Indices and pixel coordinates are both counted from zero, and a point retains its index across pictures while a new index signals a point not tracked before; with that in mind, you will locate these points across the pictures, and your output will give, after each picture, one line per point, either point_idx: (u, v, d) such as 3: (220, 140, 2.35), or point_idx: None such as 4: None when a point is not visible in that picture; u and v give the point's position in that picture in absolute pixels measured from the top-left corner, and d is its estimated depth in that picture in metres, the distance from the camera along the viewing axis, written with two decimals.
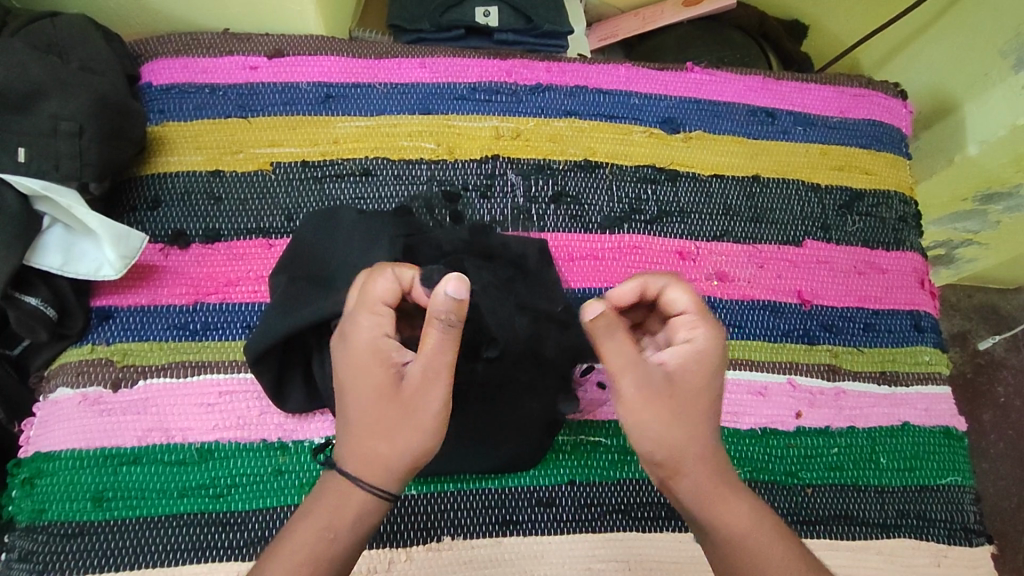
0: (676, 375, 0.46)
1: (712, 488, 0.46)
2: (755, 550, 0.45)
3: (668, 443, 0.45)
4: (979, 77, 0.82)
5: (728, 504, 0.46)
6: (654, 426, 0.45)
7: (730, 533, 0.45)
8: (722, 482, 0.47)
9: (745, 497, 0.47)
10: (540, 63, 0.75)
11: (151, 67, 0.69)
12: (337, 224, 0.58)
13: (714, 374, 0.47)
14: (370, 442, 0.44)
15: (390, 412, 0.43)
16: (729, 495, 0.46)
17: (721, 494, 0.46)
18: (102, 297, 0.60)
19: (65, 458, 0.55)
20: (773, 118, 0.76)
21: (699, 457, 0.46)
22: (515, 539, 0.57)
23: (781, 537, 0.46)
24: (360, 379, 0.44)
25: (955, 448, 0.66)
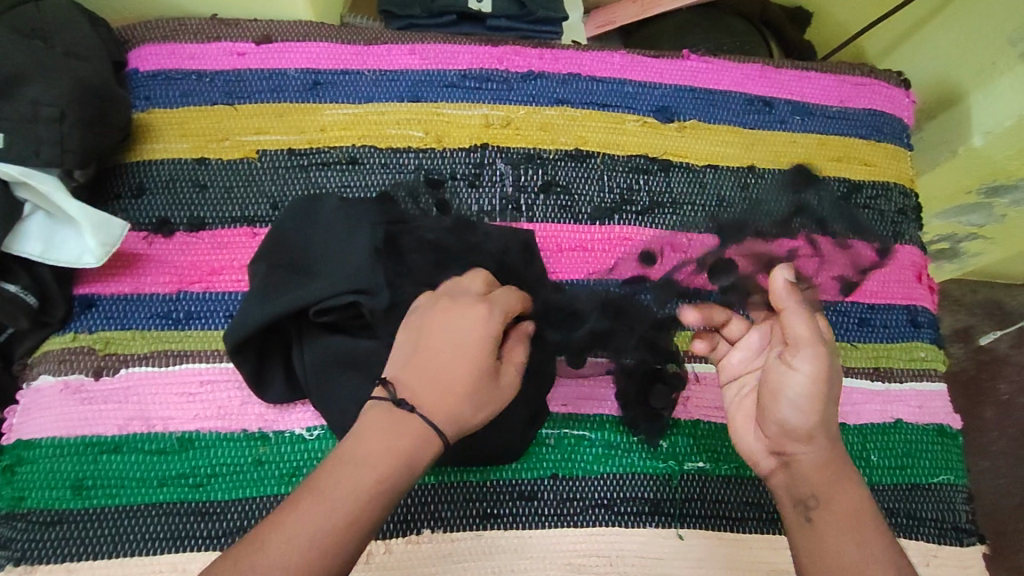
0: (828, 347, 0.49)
1: (822, 475, 0.47)
2: (851, 535, 0.45)
3: (808, 420, 0.48)
4: (987, 66, 0.80)
5: (836, 489, 0.47)
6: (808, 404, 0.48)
7: (838, 514, 0.46)
8: (833, 467, 0.48)
9: (852, 490, 0.47)
10: (532, 50, 0.74)
11: (138, 53, 0.68)
12: (317, 212, 0.57)
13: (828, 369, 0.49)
14: (453, 405, 0.44)
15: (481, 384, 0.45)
16: (842, 482, 0.47)
17: (839, 478, 0.47)
18: (84, 285, 0.60)
19: (45, 446, 0.55)
20: (769, 107, 0.74)
21: (820, 439, 0.48)
22: (496, 532, 0.56)
23: (879, 535, 0.45)
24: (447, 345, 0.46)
25: (948, 446, 0.65)
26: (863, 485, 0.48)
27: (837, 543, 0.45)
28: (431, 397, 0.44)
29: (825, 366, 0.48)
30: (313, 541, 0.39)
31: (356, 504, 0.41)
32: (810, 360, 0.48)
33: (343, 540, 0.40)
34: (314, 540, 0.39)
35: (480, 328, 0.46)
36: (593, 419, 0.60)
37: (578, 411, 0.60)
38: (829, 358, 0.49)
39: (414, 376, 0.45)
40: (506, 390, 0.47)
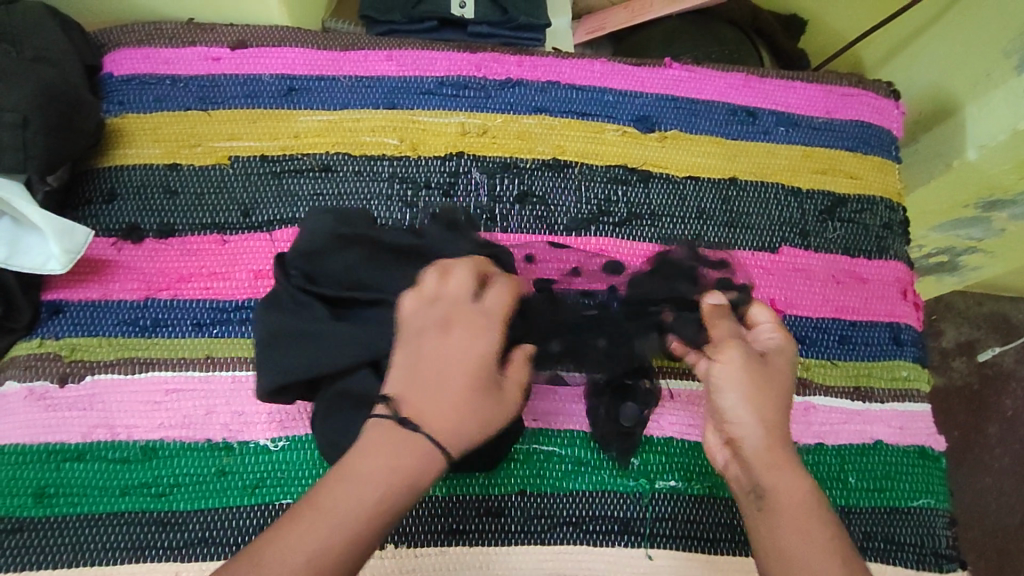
0: (771, 362, 0.50)
1: (772, 457, 0.45)
2: (807, 525, 0.43)
3: (744, 411, 0.46)
4: (981, 77, 0.78)
5: (787, 475, 0.44)
6: (756, 397, 0.47)
7: (785, 502, 0.44)
8: (785, 453, 0.45)
9: (802, 473, 0.45)
10: (512, 57, 0.73)
11: (113, 58, 0.68)
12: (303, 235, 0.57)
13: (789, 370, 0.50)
14: (461, 420, 0.44)
15: (482, 396, 0.45)
16: (787, 465, 0.45)
17: (783, 464, 0.45)
18: (53, 290, 0.60)
19: (9, 453, 0.55)
20: (753, 117, 0.73)
21: (766, 421, 0.46)
22: (461, 548, 0.56)
23: (827, 522, 0.43)
24: (468, 357, 0.46)
25: (931, 469, 0.63)
26: (807, 472, 0.46)
27: (789, 532, 0.42)
28: (437, 410, 0.43)
29: (753, 367, 0.48)
30: (320, 555, 0.38)
31: (368, 519, 0.40)
32: (738, 358, 0.48)
33: (340, 557, 0.38)
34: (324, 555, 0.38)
35: (465, 348, 0.46)
36: (562, 435, 0.59)
37: (548, 426, 0.59)
38: (776, 368, 0.49)
39: (419, 393, 0.44)
40: (512, 401, 0.47)
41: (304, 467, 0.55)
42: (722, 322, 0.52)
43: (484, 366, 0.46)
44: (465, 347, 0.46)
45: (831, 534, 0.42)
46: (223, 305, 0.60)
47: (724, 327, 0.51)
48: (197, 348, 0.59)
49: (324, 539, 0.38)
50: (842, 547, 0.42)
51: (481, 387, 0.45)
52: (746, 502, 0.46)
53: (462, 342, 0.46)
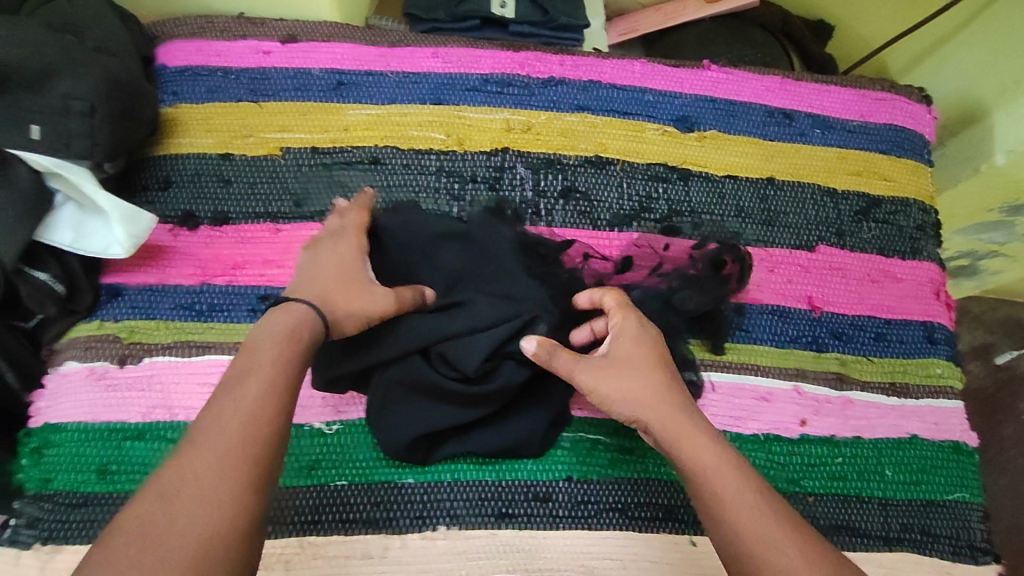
0: (620, 354, 0.52)
1: (674, 434, 0.49)
2: (723, 487, 0.45)
3: (632, 399, 0.50)
4: (1009, 84, 0.80)
5: (688, 448, 0.48)
6: (614, 384, 0.51)
7: (696, 472, 0.47)
8: (680, 428, 0.49)
9: (702, 437, 0.48)
10: (554, 56, 0.74)
11: (168, 50, 0.70)
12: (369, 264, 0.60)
13: (639, 349, 0.53)
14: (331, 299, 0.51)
15: (344, 289, 0.51)
16: (695, 435, 0.48)
17: (682, 439, 0.48)
18: (112, 275, 0.61)
19: (72, 430, 0.57)
20: (790, 119, 0.74)
21: (654, 405, 0.50)
22: (510, 532, 0.57)
23: (750, 483, 0.46)
24: (330, 263, 0.53)
25: (965, 463, 0.65)
26: (712, 433, 0.49)
27: (714, 498, 0.45)
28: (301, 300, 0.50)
29: (608, 368, 0.52)
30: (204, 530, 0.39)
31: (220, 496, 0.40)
32: (592, 375, 0.51)
33: (214, 544, 0.39)
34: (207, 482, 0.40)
35: (344, 253, 0.54)
36: (607, 425, 0.61)
37: (593, 415, 0.61)
38: (618, 353, 0.52)
39: (302, 284, 0.51)
40: (382, 300, 0.52)
41: (361, 451, 0.58)
42: (561, 349, 0.52)
43: (355, 273, 0.53)
44: (332, 253, 0.53)
45: (740, 488, 0.46)
46: (277, 291, 0.62)
47: (561, 357, 0.52)
48: None
49: (210, 471, 0.41)
50: (757, 491, 0.46)
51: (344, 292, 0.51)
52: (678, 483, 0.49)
53: (327, 250, 0.54)
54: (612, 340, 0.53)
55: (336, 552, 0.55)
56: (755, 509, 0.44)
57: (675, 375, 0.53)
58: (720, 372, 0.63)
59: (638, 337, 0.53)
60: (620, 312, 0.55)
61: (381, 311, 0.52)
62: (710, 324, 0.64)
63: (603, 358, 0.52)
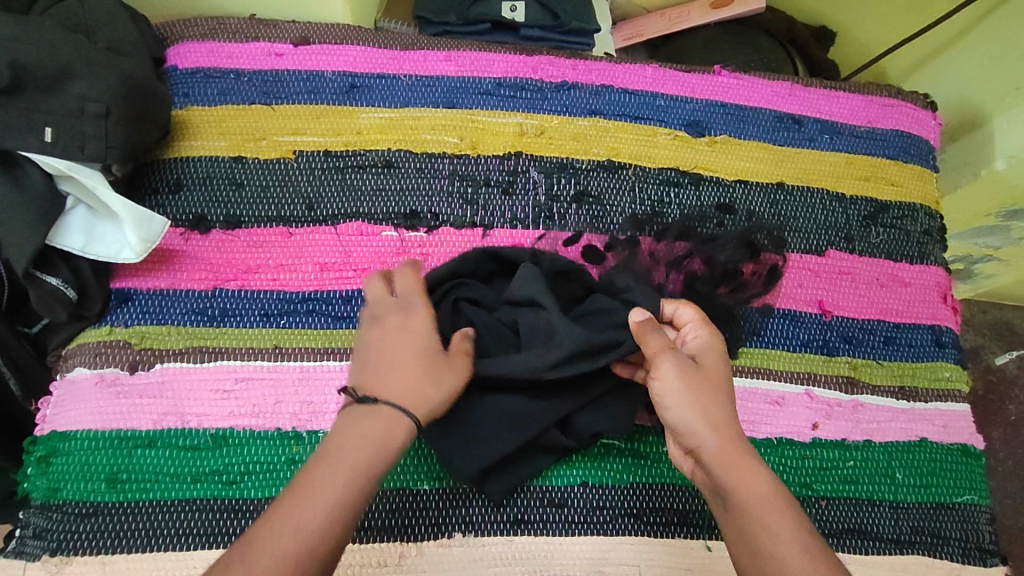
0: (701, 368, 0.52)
1: (723, 455, 0.49)
2: (767, 515, 0.46)
3: (693, 412, 0.50)
4: (1011, 91, 0.81)
5: (743, 474, 0.48)
6: (682, 394, 0.51)
7: (740, 494, 0.47)
8: (740, 454, 0.49)
9: (753, 465, 0.48)
10: (566, 61, 0.74)
11: (178, 51, 0.69)
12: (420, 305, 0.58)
13: (721, 368, 0.53)
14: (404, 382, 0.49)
15: (425, 364, 0.50)
16: (746, 460, 0.49)
17: (738, 462, 0.48)
18: (121, 279, 0.60)
19: (80, 438, 0.56)
20: (799, 125, 0.75)
21: (714, 423, 0.50)
22: (526, 538, 0.57)
23: (790, 512, 0.46)
24: (413, 341, 0.50)
25: (972, 466, 0.65)
26: (764, 464, 0.49)
27: (757, 521, 0.46)
28: (391, 382, 0.48)
29: (689, 375, 0.51)
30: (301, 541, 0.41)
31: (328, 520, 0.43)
32: (672, 368, 0.51)
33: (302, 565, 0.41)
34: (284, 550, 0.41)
35: (424, 330, 0.51)
36: None
37: None
38: (705, 371, 0.52)
39: (375, 364, 0.50)
40: (456, 376, 0.51)
41: None
42: (659, 333, 0.52)
43: (428, 346, 0.51)
44: (405, 331, 0.51)
45: (787, 523, 0.45)
46: (291, 296, 0.61)
47: (658, 340, 0.52)
48: (267, 338, 0.59)
49: (298, 538, 0.41)
50: (801, 526, 0.45)
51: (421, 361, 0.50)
52: (715, 504, 0.49)
53: (394, 321, 0.51)
54: (697, 350, 0.54)
55: (352, 560, 0.55)
56: (796, 542, 0.44)
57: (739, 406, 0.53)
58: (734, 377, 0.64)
59: (720, 366, 0.53)
60: (699, 330, 0.55)
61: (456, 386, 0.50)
62: (722, 328, 0.65)
63: (690, 364, 0.52)
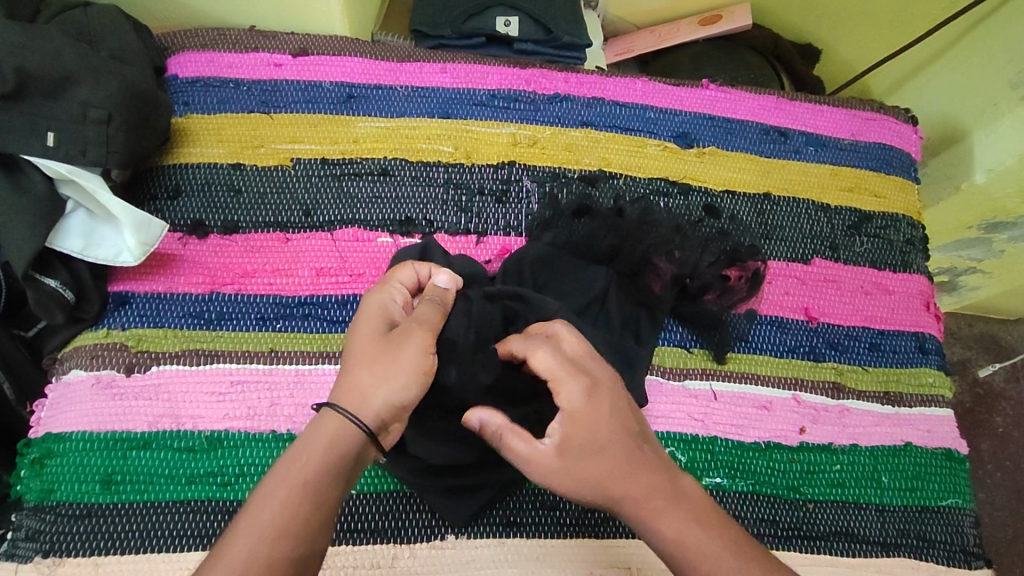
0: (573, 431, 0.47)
1: (636, 517, 0.46)
2: (692, 564, 0.45)
3: (591, 493, 0.46)
4: (989, 106, 0.83)
5: (659, 524, 0.46)
6: (580, 480, 0.46)
7: (662, 547, 0.46)
8: (648, 506, 0.46)
9: (666, 514, 0.46)
10: (559, 74, 0.76)
11: (178, 60, 0.70)
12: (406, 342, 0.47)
13: (609, 429, 0.47)
14: (358, 370, 0.46)
15: (376, 351, 0.47)
16: (660, 514, 0.46)
17: (650, 515, 0.46)
18: (119, 282, 0.61)
19: (76, 439, 0.56)
20: (785, 137, 0.77)
21: (620, 492, 0.46)
22: (518, 540, 0.57)
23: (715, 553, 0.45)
24: (372, 322, 0.49)
25: (956, 470, 0.67)
26: (682, 507, 0.46)
27: (689, 568, 0.45)
28: (348, 382, 0.46)
29: (562, 455, 0.46)
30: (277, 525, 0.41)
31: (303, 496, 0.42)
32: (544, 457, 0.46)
33: (275, 541, 0.40)
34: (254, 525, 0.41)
35: (376, 306, 0.50)
36: None
37: None
38: (578, 437, 0.46)
39: (347, 366, 0.47)
40: (407, 340, 0.47)
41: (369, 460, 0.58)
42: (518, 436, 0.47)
43: (379, 327, 0.49)
44: (370, 345, 0.48)
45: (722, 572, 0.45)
46: (287, 300, 0.62)
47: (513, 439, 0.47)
48: (262, 342, 0.60)
49: (267, 521, 0.41)
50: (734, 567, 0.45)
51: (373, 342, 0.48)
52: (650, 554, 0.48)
53: (359, 319, 0.50)
54: (556, 408, 0.47)
55: (344, 563, 0.55)
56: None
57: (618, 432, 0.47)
58: (723, 382, 0.65)
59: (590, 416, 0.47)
60: (551, 378, 0.47)
61: (411, 347, 0.47)
62: (710, 333, 0.66)
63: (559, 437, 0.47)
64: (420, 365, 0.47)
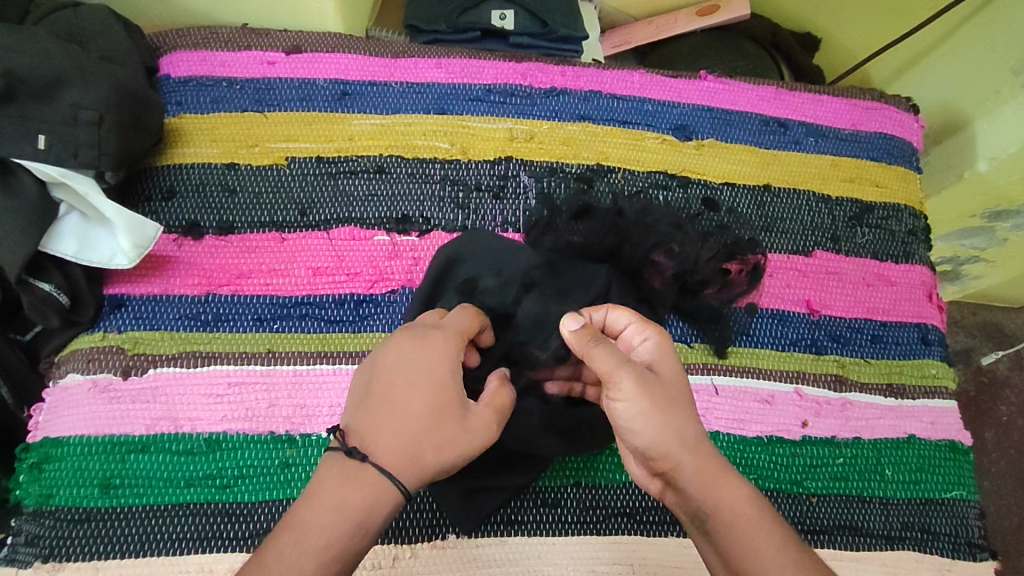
0: (664, 376, 0.49)
1: (706, 470, 0.47)
2: (745, 525, 0.46)
3: (660, 434, 0.47)
4: (991, 94, 0.82)
5: (725, 493, 0.47)
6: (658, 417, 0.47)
7: (726, 508, 0.46)
8: (710, 461, 0.47)
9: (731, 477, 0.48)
10: (555, 67, 0.75)
11: (170, 60, 0.70)
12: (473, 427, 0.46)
13: (678, 376, 0.50)
14: (421, 441, 0.44)
15: (450, 425, 0.45)
16: (721, 473, 0.47)
17: (713, 477, 0.47)
18: (114, 284, 0.61)
19: (74, 444, 0.56)
20: (784, 128, 0.76)
21: (687, 439, 0.47)
22: (519, 538, 0.57)
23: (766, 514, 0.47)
24: (447, 384, 0.46)
25: (960, 462, 0.66)
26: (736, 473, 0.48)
27: (748, 542, 0.45)
28: (411, 449, 0.44)
29: (645, 384, 0.47)
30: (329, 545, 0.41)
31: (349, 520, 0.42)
32: (630, 385, 0.47)
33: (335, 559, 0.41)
34: (340, 537, 0.42)
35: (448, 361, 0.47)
36: None
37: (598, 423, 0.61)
38: (666, 377, 0.49)
39: (403, 428, 0.44)
40: (481, 427, 0.46)
41: None
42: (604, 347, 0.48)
43: (453, 395, 0.46)
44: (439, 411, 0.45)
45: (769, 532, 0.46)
46: (283, 300, 0.62)
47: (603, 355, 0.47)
48: (259, 342, 0.60)
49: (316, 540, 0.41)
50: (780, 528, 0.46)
51: (450, 406, 0.46)
52: (692, 523, 0.48)
53: (424, 375, 0.46)
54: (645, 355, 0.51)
55: None
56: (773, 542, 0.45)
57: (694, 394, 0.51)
58: (724, 377, 0.65)
59: (677, 363, 0.51)
60: (643, 331, 0.52)
61: (483, 437, 0.46)
62: (710, 328, 0.65)
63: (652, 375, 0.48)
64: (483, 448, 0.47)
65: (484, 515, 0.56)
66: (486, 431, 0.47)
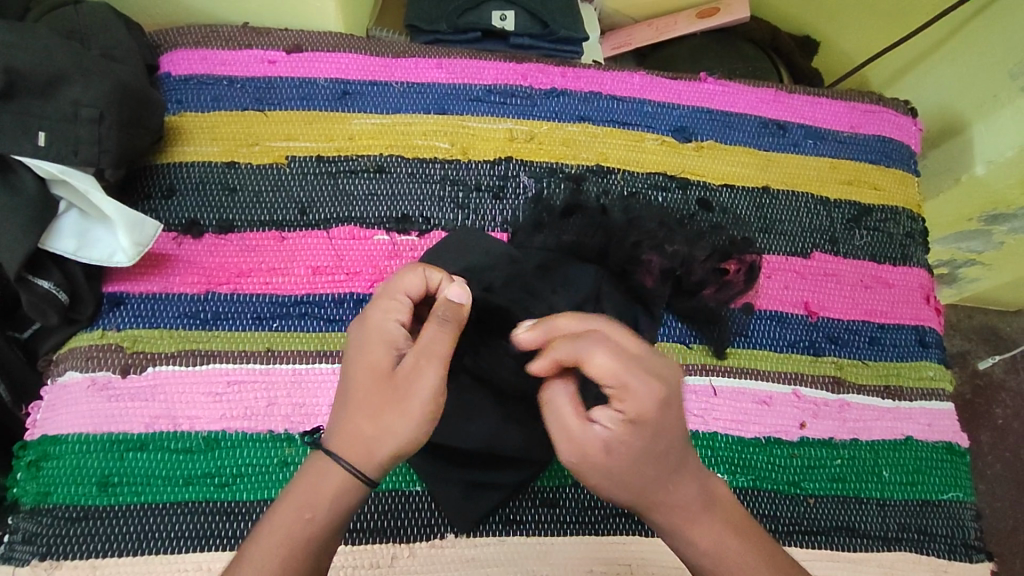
0: (612, 446, 0.43)
1: (673, 519, 0.46)
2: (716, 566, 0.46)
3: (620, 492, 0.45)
4: (989, 97, 0.83)
5: (693, 536, 0.46)
6: (613, 483, 0.44)
7: (694, 550, 0.46)
8: (680, 514, 0.45)
9: (703, 525, 0.46)
10: (556, 68, 0.75)
11: (171, 58, 0.69)
12: (411, 385, 0.43)
13: (653, 440, 0.43)
14: (358, 417, 0.44)
15: (380, 394, 0.44)
16: (693, 520, 0.46)
17: (683, 522, 0.46)
18: (114, 283, 0.60)
19: (72, 442, 0.56)
20: (784, 130, 0.76)
21: (653, 499, 0.45)
22: (517, 538, 0.57)
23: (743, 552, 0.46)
24: (374, 352, 0.45)
25: (957, 464, 0.66)
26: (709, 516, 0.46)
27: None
28: (352, 427, 0.44)
29: (597, 458, 0.44)
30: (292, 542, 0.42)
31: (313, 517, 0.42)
32: (577, 453, 0.44)
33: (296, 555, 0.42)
34: (296, 539, 0.42)
35: (375, 330, 0.46)
36: None
37: None
38: (621, 446, 0.43)
39: (345, 409, 0.45)
40: (414, 385, 0.43)
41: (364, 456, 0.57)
42: (563, 412, 0.44)
43: (382, 361, 0.45)
44: (368, 384, 0.44)
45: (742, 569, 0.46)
46: (283, 299, 0.62)
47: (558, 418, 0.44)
48: (258, 341, 0.60)
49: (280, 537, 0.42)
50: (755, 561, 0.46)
51: (374, 374, 0.44)
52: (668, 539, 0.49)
53: (356, 351, 0.46)
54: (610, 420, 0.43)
55: (344, 562, 0.55)
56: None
57: (681, 423, 0.45)
58: (722, 377, 0.65)
59: (647, 429, 0.43)
60: (623, 393, 0.42)
61: (420, 392, 0.43)
62: (709, 328, 0.66)
63: (595, 444, 0.43)
64: (438, 397, 0.43)
65: (482, 515, 0.56)
66: (424, 384, 0.43)
